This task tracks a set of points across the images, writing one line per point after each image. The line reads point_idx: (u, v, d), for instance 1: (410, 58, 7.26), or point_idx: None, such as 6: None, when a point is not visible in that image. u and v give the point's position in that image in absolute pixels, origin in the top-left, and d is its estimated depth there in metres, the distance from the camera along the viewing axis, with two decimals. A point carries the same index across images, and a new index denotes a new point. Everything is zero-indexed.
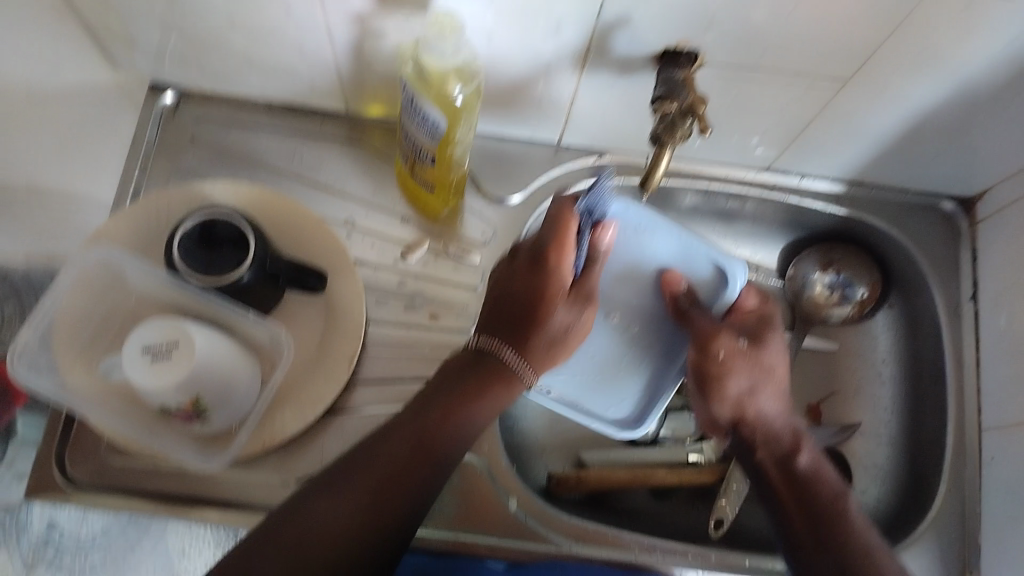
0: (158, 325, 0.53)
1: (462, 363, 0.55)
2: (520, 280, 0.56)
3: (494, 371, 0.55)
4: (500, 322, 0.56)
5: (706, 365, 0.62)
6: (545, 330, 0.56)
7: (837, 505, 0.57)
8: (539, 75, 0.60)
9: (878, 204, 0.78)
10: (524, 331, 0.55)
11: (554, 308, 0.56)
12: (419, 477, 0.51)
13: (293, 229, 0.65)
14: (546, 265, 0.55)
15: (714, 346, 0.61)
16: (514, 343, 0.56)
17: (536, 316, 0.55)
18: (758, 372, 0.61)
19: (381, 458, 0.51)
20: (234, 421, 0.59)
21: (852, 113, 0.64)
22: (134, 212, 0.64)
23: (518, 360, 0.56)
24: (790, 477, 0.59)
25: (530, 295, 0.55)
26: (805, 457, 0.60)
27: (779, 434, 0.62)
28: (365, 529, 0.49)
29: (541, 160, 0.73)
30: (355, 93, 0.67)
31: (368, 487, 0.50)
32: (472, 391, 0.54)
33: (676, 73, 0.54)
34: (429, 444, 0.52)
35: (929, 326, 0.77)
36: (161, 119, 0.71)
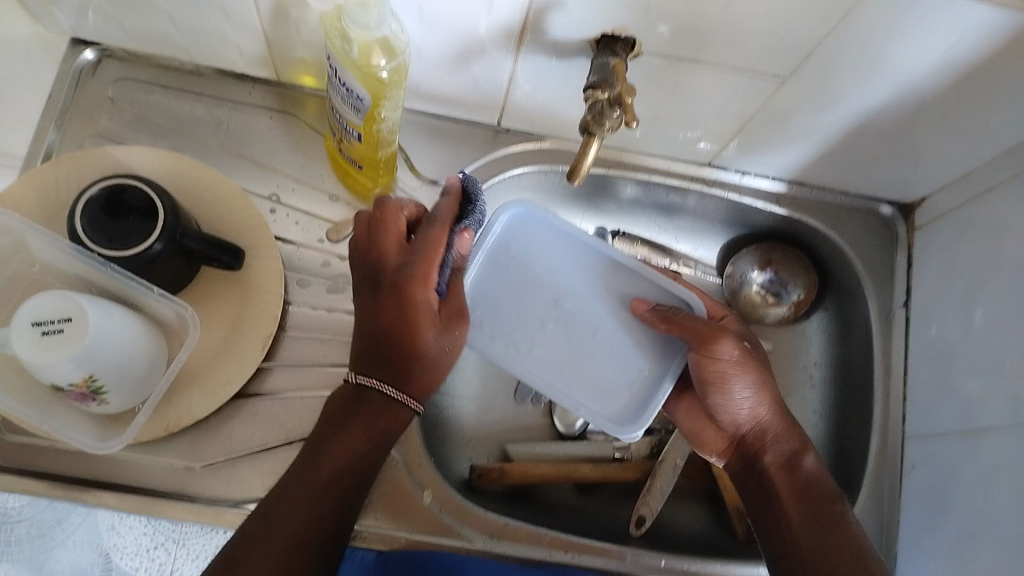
0: (51, 296, 0.50)
1: (346, 401, 0.52)
2: (388, 316, 0.51)
3: (379, 405, 0.52)
4: (370, 361, 0.51)
5: (705, 362, 0.58)
6: (425, 355, 0.51)
7: (835, 509, 0.58)
8: (475, 54, 0.58)
9: (819, 205, 0.77)
10: (401, 363, 0.51)
11: (421, 328, 0.51)
12: (350, 471, 0.52)
13: (212, 202, 0.62)
14: (410, 293, 0.50)
15: (722, 349, 0.57)
16: (395, 379, 0.51)
17: (410, 351, 0.51)
18: (760, 375, 0.59)
19: (321, 465, 0.51)
20: (134, 402, 0.56)
21: (797, 111, 0.62)
22: (42, 176, 0.60)
23: (406, 392, 0.52)
24: (795, 480, 0.59)
25: (398, 329, 0.50)
26: (809, 459, 0.60)
27: (785, 437, 0.61)
28: (320, 522, 0.51)
29: (479, 140, 0.71)
30: (285, 61, 0.64)
31: (314, 494, 0.51)
32: (374, 408, 0.52)
33: (609, 60, 0.53)
34: (353, 447, 0.52)
35: (860, 332, 0.77)
36: (81, 75, 0.67)
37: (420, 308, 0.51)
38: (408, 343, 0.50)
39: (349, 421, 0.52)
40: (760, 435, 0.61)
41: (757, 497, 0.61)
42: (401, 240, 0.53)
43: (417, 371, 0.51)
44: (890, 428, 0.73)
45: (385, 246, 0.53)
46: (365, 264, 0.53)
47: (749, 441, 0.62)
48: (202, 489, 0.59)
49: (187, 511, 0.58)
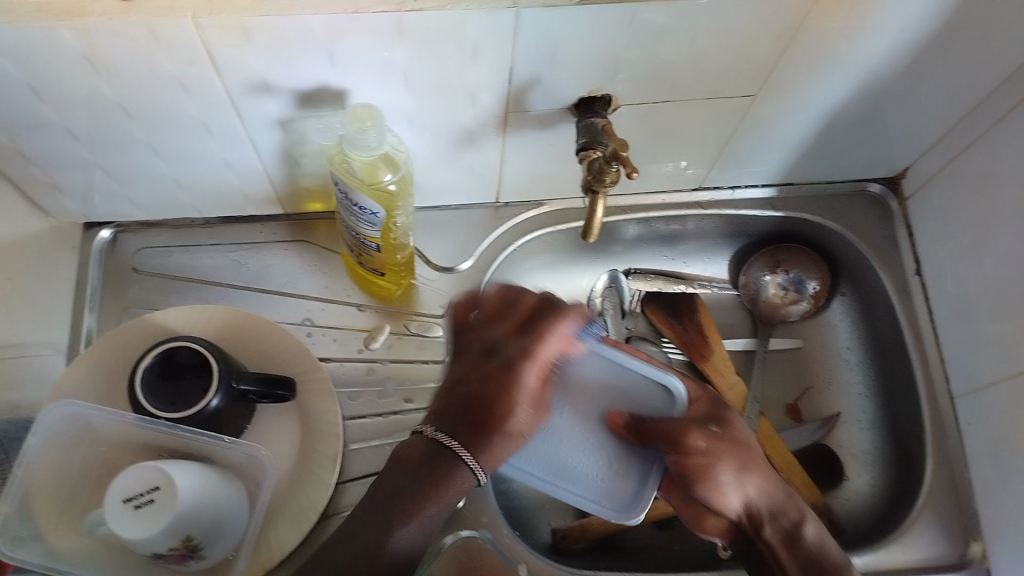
0: (137, 469, 0.52)
1: (426, 458, 0.53)
2: (488, 387, 0.54)
3: (451, 461, 0.53)
4: (451, 421, 0.54)
5: (687, 464, 0.59)
6: (506, 421, 0.54)
7: (846, 574, 0.58)
8: (468, 145, 0.61)
9: (812, 199, 0.80)
10: (487, 432, 0.53)
11: (518, 402, 0.54)
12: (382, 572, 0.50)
13: (251, 342, 0.65)
14: (512, 372, 0.54)
15: (689, 441, 0.59)
16: (473, 442, 0.53)
17: (497, 414, 0.53)
18: (738, 453, 0.61)
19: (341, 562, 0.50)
20: (229, 548, 0.57)
21: (769, 122, 0.66)
22: (89, 358, 0.63)
23: (481, 462, 0.53)
24: (797, 553, 0.59)
25: (492, 398, 0.54)
26: (807, 530, 0.60)
27: (777, 510, 0.61)
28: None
29: (482, 220, 0.74)
30: (290, 195, 0.68)
31: (367, 567, 0.50)
32: (447, 465, 0.53)
33: (595, 121, 0.56)
34: (393, 513, 0.51)
35: (882, 306, 0.79)
36: (101, 255, 0.70)
37: (524, 388, 0.54)
38: (498, 409, 0.53)
39: (419, 479, 0.52)
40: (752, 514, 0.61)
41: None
42: (516, 325, 0.57)
43: (494, 443, 0.53)
44: (936, 389, 0.75)
45: (486, 326, 0.58)
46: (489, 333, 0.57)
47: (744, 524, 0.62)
48: None
49: None
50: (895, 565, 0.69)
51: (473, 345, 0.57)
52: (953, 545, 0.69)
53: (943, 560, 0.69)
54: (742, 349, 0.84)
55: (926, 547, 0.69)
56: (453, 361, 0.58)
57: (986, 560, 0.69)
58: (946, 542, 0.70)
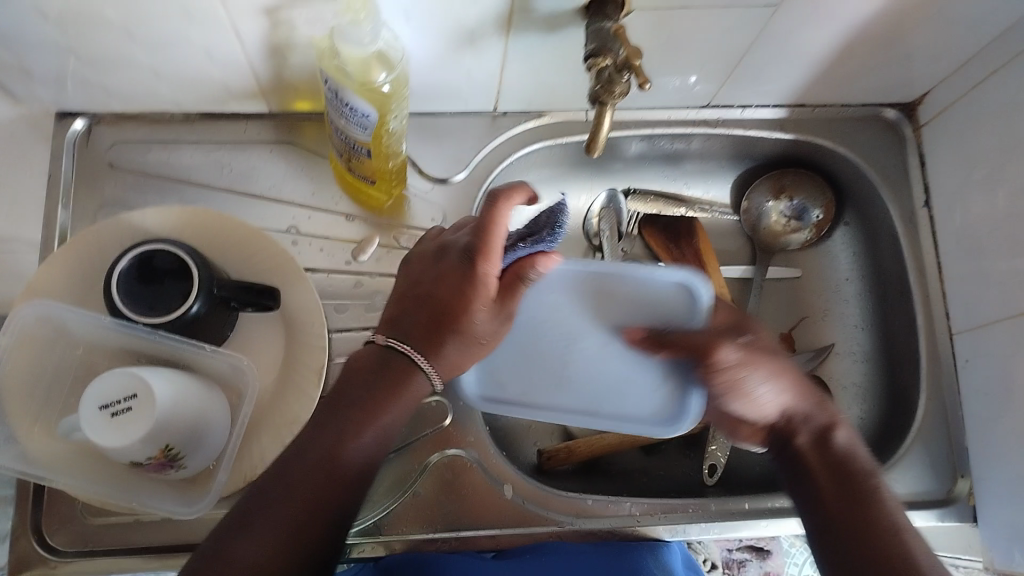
0: (114, 375, 0.50)
1: (376, 367, 0.52)
2: (442, 284, 0.52)
3: (406, 366, 0.52)
4: (407, 322, 0.53)
5: (711, 375, 0.54)
6: (461, 332, 0.52)
7: (869, 482, 0.52)
8: (467, 47, 0.57)
9: (823, 122, 0.77)
10: (440, 331, 0.52)
11: (475, 308, 0.52)
12: (330, 505, 0.48)
13: (233, 247, 0.62)
14: (470, 275, 0.52)
15: (718, 355, 0.53)
16: (423, 343, 0.52)
17: (454, 314, 0.52)
18: (772, 363, 0.54)
19: (309, 463, 0.48)
20: (211, 459, 0.56)
21: (787, 37, 0.62)
22: (63, 257, 0.60)
23: (423, 352, 0.52)
24: (825, 457, 0.54)
25: (450, 302, 0.52)
26: (840, 436, 0.55)
27: (805, 415, 0.56)
28: (303, 519, 0.47)
29: (479, 129, 0.71)
30: (276, 92, 0.64)
31: (318, 472, 0.48)
32: (399, 368, 0.52)
33: (606, 25, 0.52)
34: (356, 420, 0.50)
35: (887, 237, 0.77)
36: (75, 147, 0.66)
37: (481, 292, 0.52)
38: (459, 306, 0.52)
39: (376, 388, 0.51)
40: (786, 420, 0.57)
41: (791, 485, 0.56)
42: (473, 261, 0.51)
43: (447, 344, 0.52)
44: (935, 325, 0.73)
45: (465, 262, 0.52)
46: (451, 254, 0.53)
47: (775, 425, 0.57)
48: None
49: None
50: None
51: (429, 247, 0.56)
52: (939, 483, 0.69)
53: (928, 496, 0.69)
54: (739, 277, 0.82)
55: (912, 482, 0.69)
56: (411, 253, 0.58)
57: (972, 498, 0.69)
58: (932, 480, 0.69)
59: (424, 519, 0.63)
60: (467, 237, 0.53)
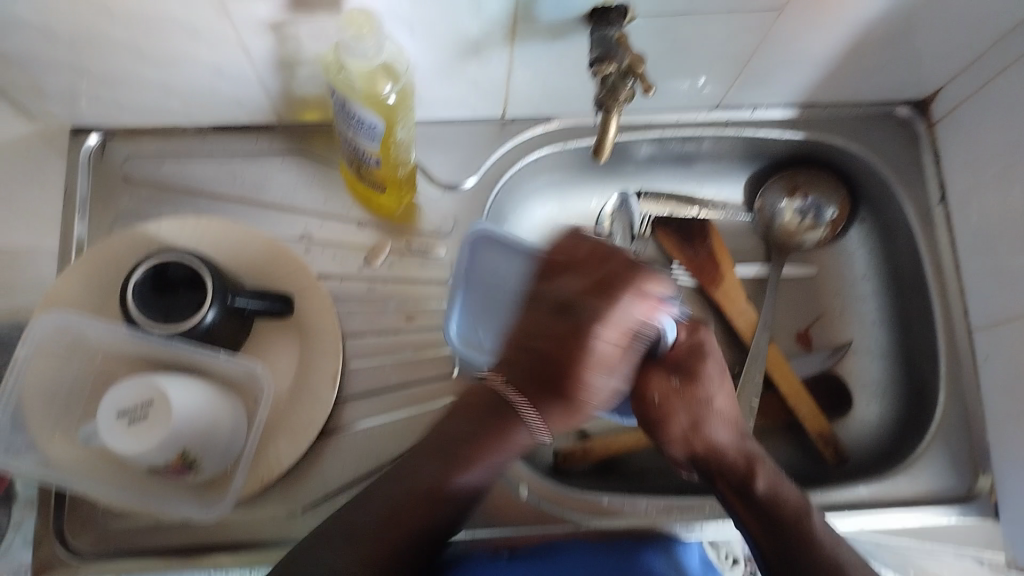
0: (130, 384, 0.51)
1: (495, 410, 0.53)
2: (569, 340, 0.50)
3: (513, 417, 0.53)
4: (536, 389, 0.52)
5: (644, 412, 0.59)
6: (583, 397, 0.52)
7: (801, 524, 0.54)
8: (473, 56, 0.58)
9: (835, 121, 0.77)
10: (565, 399, 0.51)
11: (590, 368, 0.51)
12: (423, 533, 0.52)
13: (247, 257, 0.63)
14: (590, 347, 0.50)
15: (646, 389, 0.58)
16: (559, 412, 0.52)
17: (571, 374, 0.50)
18: (695, 407, 0.57)
19: (397, 497, 0.52)
20: (227, 463, 0.57)
21: (795, 38, 0.62)
22: (80, 269, 0.61)
23: (544, 422, 0.53)
24: (750, 505, 0.56)
25: (564, 359, 0.50)
26: (760, 481, 0.56)
27: (730, 461, 0.57)
28: (389, 552, 0.51)
29: (488, 136, 0.71)
30: (287, 104, 0.65)
31: (399, 497, 0.52)
32: (509, 418, 0.52)
33: (610, 33, 0.52)
34: (452, 460, 0.53)
35: (902, 234, 0.77)
36: (91, 162, 0.68)
37: (599, 355, 0.51)
38: (574, 377, 0.50)
39: (478, 423, 0.53)
40: (710, 462, 0.58)
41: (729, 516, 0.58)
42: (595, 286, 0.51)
43: (574, 404, 0.52)
44: (953, 322, 0.72)
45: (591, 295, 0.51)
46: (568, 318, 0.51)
47: (704, 466, 0.59)
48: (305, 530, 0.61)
49: None
50: (898, 495, 0.68)
51: (546, 303, 0.52)
52: (959, 479, 0.69)
53: (948, 492, 0.68)
54: (754, 276, 0.82)
55: (932, 479, 0.69)
56: (527, 305, 0.53)
57: (993, 494, 0.68)
58: (952, 477, 0.69)
59: None
60: (586, 276, 0.52)
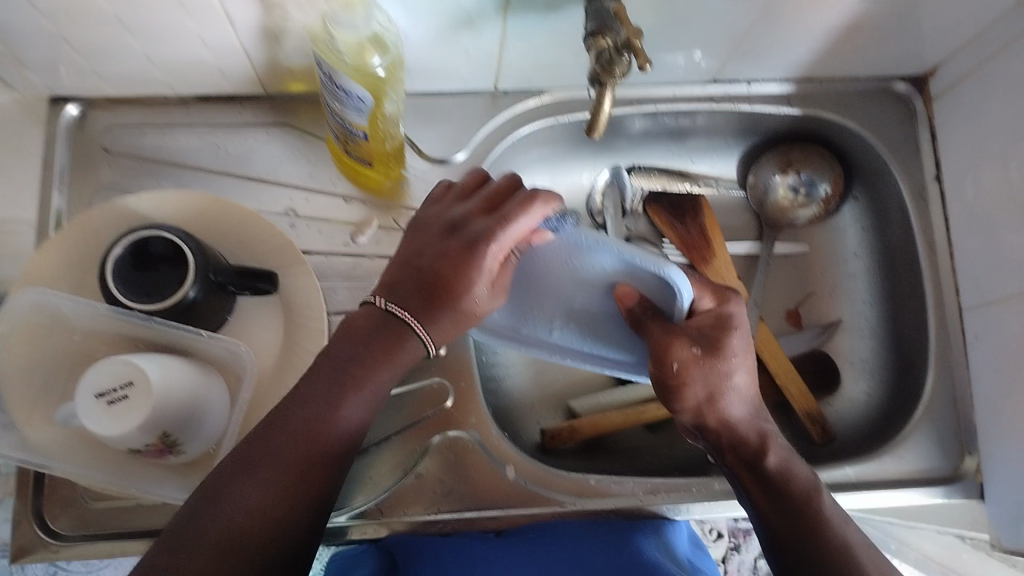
0: (108, 364, 0.50)
1: (382, 330, 0.52)
2: (448, 259, 0.50)
3: (400, 330, 0.51)
4: (408, 293, 0.51)
5: (660, 376, 0.54)
6: (464, 304, 0.50)
7: (812, 506, 0.53)
8: (465, 26, 0.56)
9: (832, 96, 0.75)
10: (442, 305, 0.50)
11: (477, 283, 0.50)
12: (316, 485, 0.49)
13: (230, 232, 0.61)
14: (477, 261, 0.50)
15: (665, 356, 0.53)
16: (421, 312, 0.51)
17: (453, 287, 0.50)
18: (716, 379, 0.54)
19: (285, 438, 0.49)
20: (210, 443, 0.56)
21: (795, 11, 0.61)
22: (58, 242, 0.59)
23: (426, 326, 0.51)
24: (762, 482, 0.55)
25: (450, 275, 0.50)
26: (772, 457, 0.55)
27: (743, 437, 0.56)
28: (287, 503, 0.48)
29: (479, 108, 0.70)
30: (271, 74, 0.63)
31: (288, 444, 0.48)
32: (398, 334, 0.51)
33: (607, 3, 0.50)
34: (341, 391, 0.50)
35: (896, 212, 0.76)
36: (69, 132, 0.65)
37: (488, 271, 0.50)
38: (454, 283, 0.50)
39: (369, 353, 0.51)
40: (719, 433, 0.56)
41: (734, 488, 0.58)
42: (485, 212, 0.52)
43: (444, 315, 0.51)
44: (944, 302, 0.72)
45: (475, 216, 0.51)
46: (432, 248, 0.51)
47: (713, 436, 0.57)
48: None
49: None
50: (886, 475, 0.68)
51: (432, 227, 0.53)
52: (946, 459, 0.69)
53: (935, 473, 0.68)
54: (744, 254, 0.81)
55: (919, 460, 0.69)
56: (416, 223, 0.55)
57: (979, 474, 0.68)
58: (939, 457, 0.69)
59: (428, 500, 0.63)
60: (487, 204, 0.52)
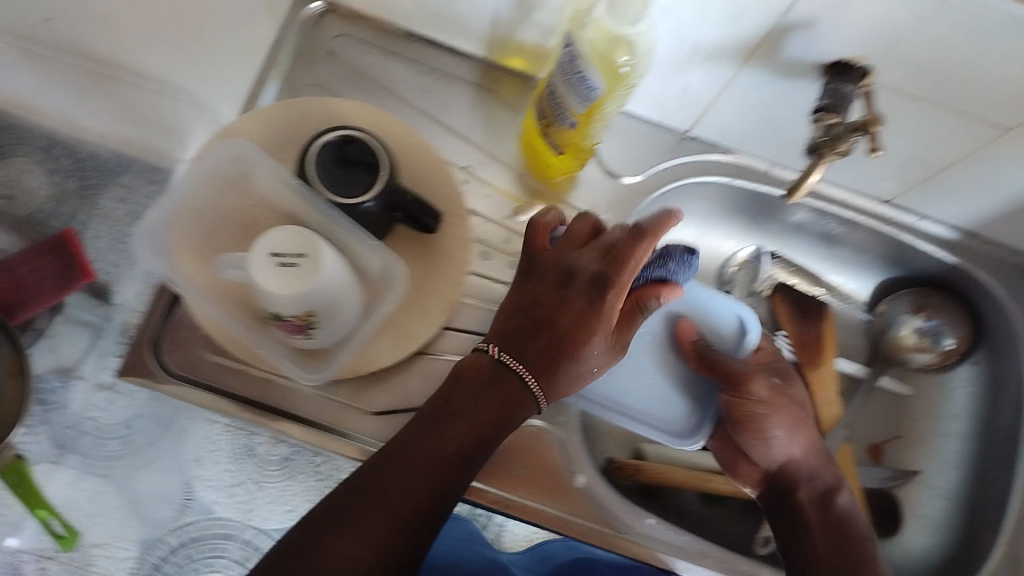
0: (294, 231, 0.54)
1: (483, 381, 0.53)
2: (564, 308, 0.53)
3: (516, 387, 0.53)
4: (523, 344, 0.53)
5: (739, 406, 0.65)
6: (572, 363, 0.53)
7: (861, 544, 0.62)
8: (697, 62, 0.59)
9: (989, 258, 0.77)
10: (555, 356, 0.53)
11: (591, 341, 0.53)
12: (441, 490, 0.50)
13: (414, 165, 0.65)
14: (596, 304, 0.53)
15: (750, 387, 0.64)
16: (540, 367, 0.53)
17: (574, 342, 0.53)
18: (792, 412, 0.67)
19: (404, 463, 0.50)
20: (335, 340, 0.59)
21: (998, 163, 0.63)
22: (269, 115, 0.65)
23: (544, 388, 0.54)
24: (825, 517, 0.63)
25: (571, 326, 0.53)
26: (841, 500, 0.64)
27: (816, 472, 0.65)
28: (418, 511, 0.49)
29: (666, 144, 0.73)
30: (503, 42, 0.67)
31: (407, 472, 0.50)
32: (507, 389, 0.53)
33: (846, 88, 0.54)
34: (452, 419, 0.52)
35: (1012, 390, 0.76)
36: (306, 25, 0.71)
37: (604, 321, 0.53)
38: (574, 335, 0.53)
39: (477, 399, 0.52)
40: (795, 470, 0.66)
41: (787, 534, 0.64)
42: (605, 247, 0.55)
43: (562, 370, 0.53)
44: None
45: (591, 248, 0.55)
46: (553, 279, 0.55)
47: (780, 478, 0.66)
48: (367, 432, 0.62)
49: (350, 449, 0.62)
50: None
51: (551, 266, 0.56)
52: None
53: None
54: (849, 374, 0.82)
55: None
56: (528, 266, 0.57)
57: None
58: None
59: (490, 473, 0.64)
60: (587, 255, 0.54)
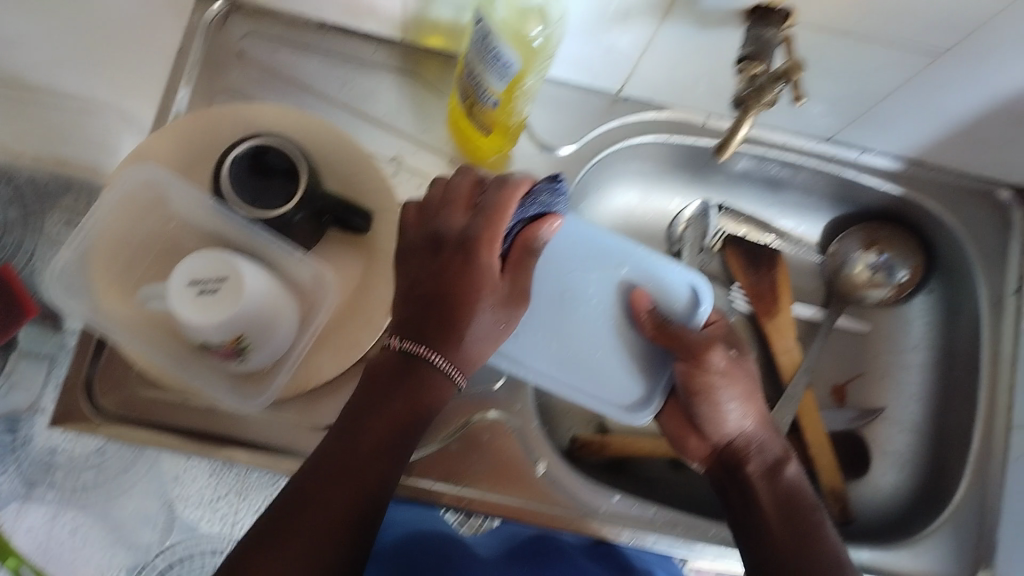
0: (209, 256, 0.51)
1: (391, 371, 0.50)
2: (445, 274, 0.50)
3: (421, 365, 0.49)
4: (421, 324, 0.50)
5: (694, 377, 0.55)
6: (466, 326, 0.49)
7: (811, 518, 0.55)
8: (616, 22, 0.57)
9: (935, 185, 0.76)
10: (447, 321, 0.49)
11: (478, 299, 0.49)
12: (371, 488, 0.48)
13: (335, 163, 0.62)
14: (473, 261, 0.49)
15: (710, 356, 0.55)
16: (438, 342, 0.49)
17: (463, 304, 0.49)
18: (750, 381, 0.57)
19: (331, 463, 0.48)
20: (271, 360, 0.56)
21: (933, 89, 0.61)
22: (177, 129, 0.61)
23: (453, 362, 0.50)
24: (776, 490, 0.56)
25: (453, 291, 0.49)
26: (790, 468, 0.58)
27: (766, 443, 0.58)
28: (351, 511, 0.47)
29: (598, 108, 0.71)
30: (418, 23, 0.64)
31: (340, 470, 0.47)
32: (419, 374, 0.49)
33: (767, 34, 0.52)
34: (373, 415, 0.49)
35: (968, 315, 0.75)
36: (209, 29, 0.67)
37: (486, 275, 0.49)
38: (459, 299, 0.49)
39: (390, 389, 0.50)
40: (745, 443, 0.58)
41: (733, 508, 0.58)
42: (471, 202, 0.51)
43: (458, 334, 0.49)
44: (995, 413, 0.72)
45: (455, 204, 0.51)
46: (428, 248, 0.51)
47: (732, 453, 0.58)
48: None
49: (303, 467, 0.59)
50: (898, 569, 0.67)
51: (421, 238, 0.52)
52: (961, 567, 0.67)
53: None
54: (807, 318, 0.81)
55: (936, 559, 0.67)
56: (402, 245, 0.53)
57: None
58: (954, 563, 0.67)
59: (447, 472, 0.61)
60: (450, 216, 0.51)
